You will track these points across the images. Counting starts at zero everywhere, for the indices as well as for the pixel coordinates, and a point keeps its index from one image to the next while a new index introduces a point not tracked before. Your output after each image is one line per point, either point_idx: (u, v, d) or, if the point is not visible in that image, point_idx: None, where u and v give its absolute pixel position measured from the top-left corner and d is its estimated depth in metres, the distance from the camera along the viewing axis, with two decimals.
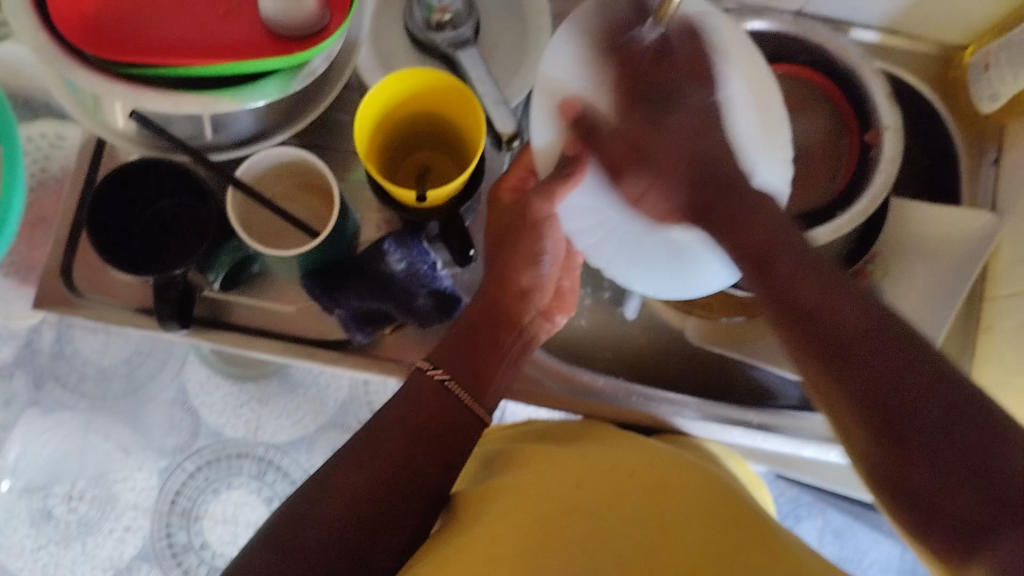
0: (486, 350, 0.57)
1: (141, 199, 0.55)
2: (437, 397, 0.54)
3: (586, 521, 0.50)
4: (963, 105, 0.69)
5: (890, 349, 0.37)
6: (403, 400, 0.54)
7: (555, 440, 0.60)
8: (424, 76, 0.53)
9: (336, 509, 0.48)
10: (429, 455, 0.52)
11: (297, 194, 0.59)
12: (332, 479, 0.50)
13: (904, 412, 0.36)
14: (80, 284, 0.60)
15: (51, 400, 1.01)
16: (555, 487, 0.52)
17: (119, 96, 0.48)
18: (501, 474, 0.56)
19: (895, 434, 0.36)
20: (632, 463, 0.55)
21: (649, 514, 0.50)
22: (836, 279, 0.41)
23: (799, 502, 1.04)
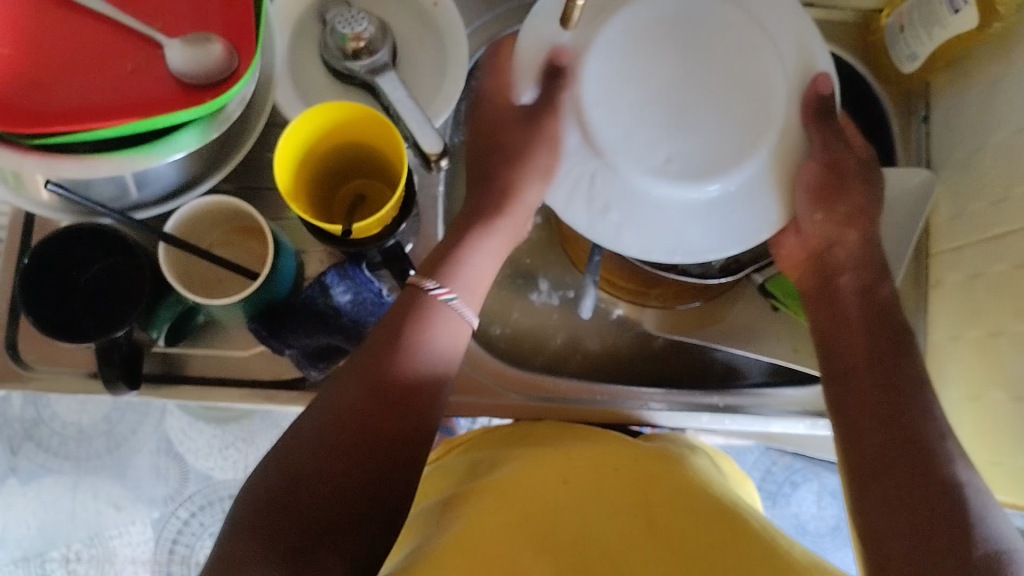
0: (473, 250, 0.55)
1: (75, 270, 0.56)
2: (432, 311, 0.51)
3: (574, 515, 0.49)
4: (886, 66, 0.69)
5: (894, 403, 0.48)
6: (401, 315, 0.51)
7: (540, 439, 0.59)
8: (341, 110, 0.52)
9: (337, 431, 0.46)
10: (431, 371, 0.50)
11: (236, 239, 0.59)
12: (332, 403, 0.47)
13: (896, 485, 0.45)
14: (29, 355, 0.60)
15: (32, 464, 0.99)
16: (541, 486, 0.52)
17: (31, 168, 0.47)
18: (485, 476, 0.55)
19: (881, 467, 0.46)
20: (616, 461, 0.55)
21: (638, 507, 0.50)
22: (865, 349, 0.51)
23: (793, 468, 1.05)
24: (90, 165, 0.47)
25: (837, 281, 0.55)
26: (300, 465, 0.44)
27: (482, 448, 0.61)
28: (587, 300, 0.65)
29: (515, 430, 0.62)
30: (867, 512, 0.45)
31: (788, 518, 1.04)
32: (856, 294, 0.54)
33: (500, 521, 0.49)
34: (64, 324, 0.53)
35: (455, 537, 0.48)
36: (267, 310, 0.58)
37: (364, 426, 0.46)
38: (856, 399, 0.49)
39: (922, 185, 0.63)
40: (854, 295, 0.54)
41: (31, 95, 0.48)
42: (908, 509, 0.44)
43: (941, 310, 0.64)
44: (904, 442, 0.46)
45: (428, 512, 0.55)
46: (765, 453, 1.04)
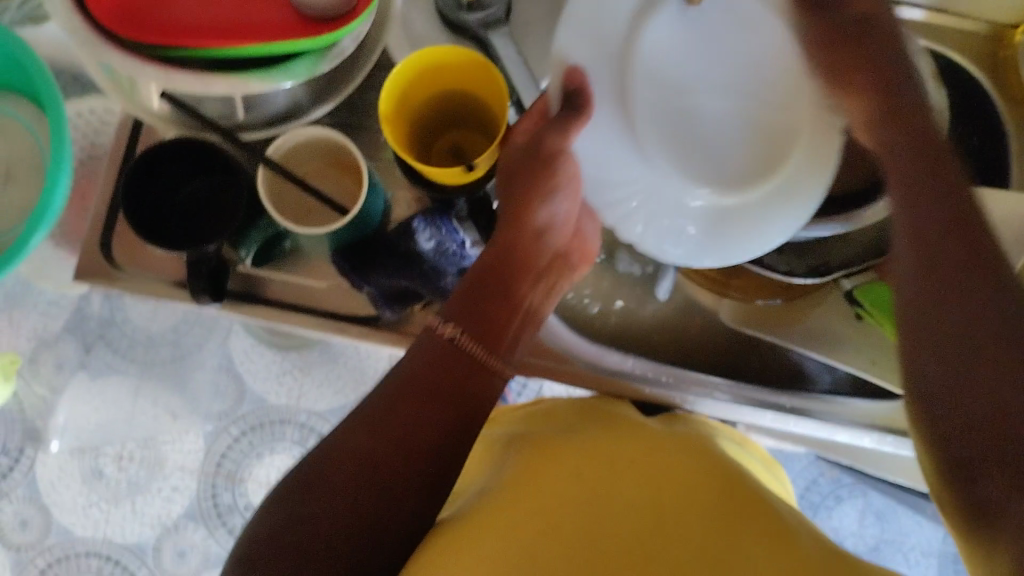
0: (497, 298, 0.56)
1: (174, 179, 0.57)
2: (449, 354, 0.53)
3: (584, 506, 0.48)
4: (1013, 85, 0.66)
5: (980, 279, 0.38)
6: (416, 358, 0.53)
7: (561, 423, 0.59)
8: (452, 54, 0.53)
9: (341, 473, 0.47)
10: (442, 410, 0.51)
11: (330, 171, 0.60)
12: (336, 438, 0.49)
13: (989, 373, 0.36)
14: (119, 258, 0.62)
15: (101, 363, 1.04)
16: (553, 473, 0.51)
17: (149, 77, 0.49)
18: (510, 457, 0.56)
19: (953, 388, 0.37)
20: (635, 450, 0.53)
21: (652, 505, 0.48)
22: (959, 219, 0.40)
23: (840, 482, 1.03)
24: (203, 82, 0.49)
25: (907, 146, 0.44)
26: (325, 471, 0.47)
27: (506, 425, 0.63)
28: (665, 281, 0.68)
29: (542, 410, 0.63)
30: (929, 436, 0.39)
31: (827, 531, 1.03)
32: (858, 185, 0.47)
33: (509, 498, 0.49)
34: (160, 233, 0.55)
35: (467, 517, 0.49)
36: (352, 247, 0.59)
37: (372, 467, 0.47)
38: (927, 292, 0.39)
39: None
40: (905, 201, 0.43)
41: (156, 4, 0.49)
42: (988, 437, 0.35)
43: None
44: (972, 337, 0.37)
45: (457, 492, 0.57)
46: (814, 462, 1.03)
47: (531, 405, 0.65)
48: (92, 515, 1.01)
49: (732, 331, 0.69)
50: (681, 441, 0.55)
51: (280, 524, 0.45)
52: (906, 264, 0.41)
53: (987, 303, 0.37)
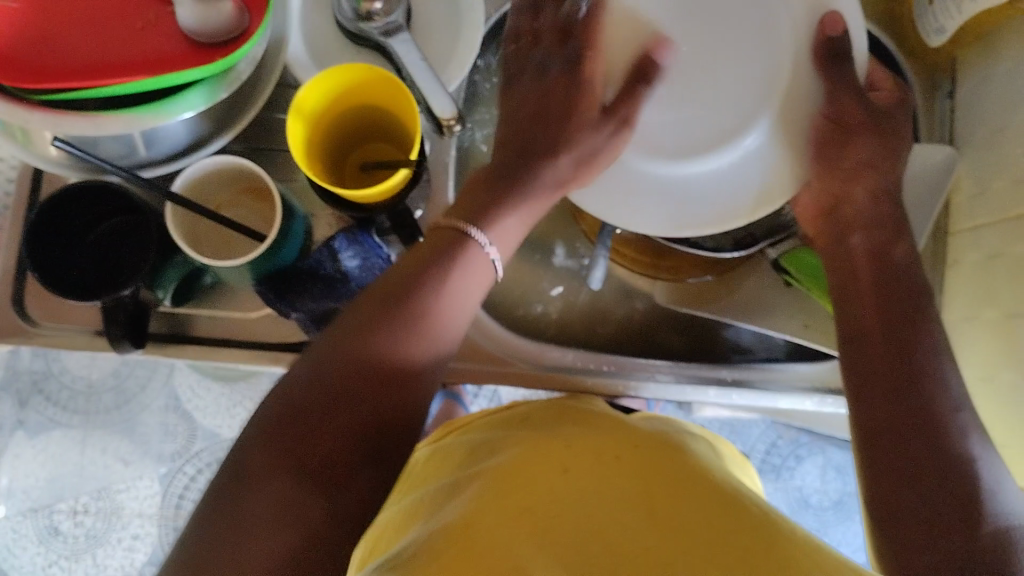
0: (499, 197, 0.52)
1: (79, 226, 0.55)
2: (457, 244, 0.50)
3: (574, 508, 0.49)
4: (913, 40, 0.68)
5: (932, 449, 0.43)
6: (418, 252, 0.50)
7: (542, 423, 0.59)
8: (357, 71, 0.52)
9: (341, 376, 0.45)
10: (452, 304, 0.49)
11: (243, 198, 0.58)
12: (340, 337, 0.47)
13: (911, 459, 0.43)
14: (36, 312, 0.60)
15: (41, 417, 1.00)
16: (544, 474, 0.52)
17: (38, 125, 0.47)
18: (485, 458, 0.56)
19: (887, 480, 0.43)
20: (612, 447, 0.55)
21: (642, 499, 0.49)
22: (878, 348, 0.48)
23: (799, 442, 1.04)
24: (96, 123, 0.47)
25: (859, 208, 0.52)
26: (276, 446, 0.44)
27: (482, 430, 0.61)
28: (597, 270, 0.64)
29: (511, 415, 0.62)
30: (876, 486, 0.44)
31: (791, 492, 1.04)
32: (868, 257, 0.51)
33: (503, 513, 0.49)
34: (73, 283, 0.53)
35: (450, 532, 0.48)
36: (275, 274, 0.57)
37: (380, 371, 0.46)
38: (868, 408, 0.46)
39: (944, 163, 0.62)
40: (866, 259, 0.51)
41: (39, 51, 0.47)
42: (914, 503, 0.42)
43: (957, 292, 0.63)
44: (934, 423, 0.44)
45: (440, 487, 0.55)
46: (771, 426, 1.04)
47: (501, 409, 0.64)
48: (54, 574, 0.99)
49: (670, 313, 0.69)
50: (663, 447, 0.56)
51: (226, 502, 0.43)
52: (873, 400, 0.46)
53: (949, 476, 0.42)
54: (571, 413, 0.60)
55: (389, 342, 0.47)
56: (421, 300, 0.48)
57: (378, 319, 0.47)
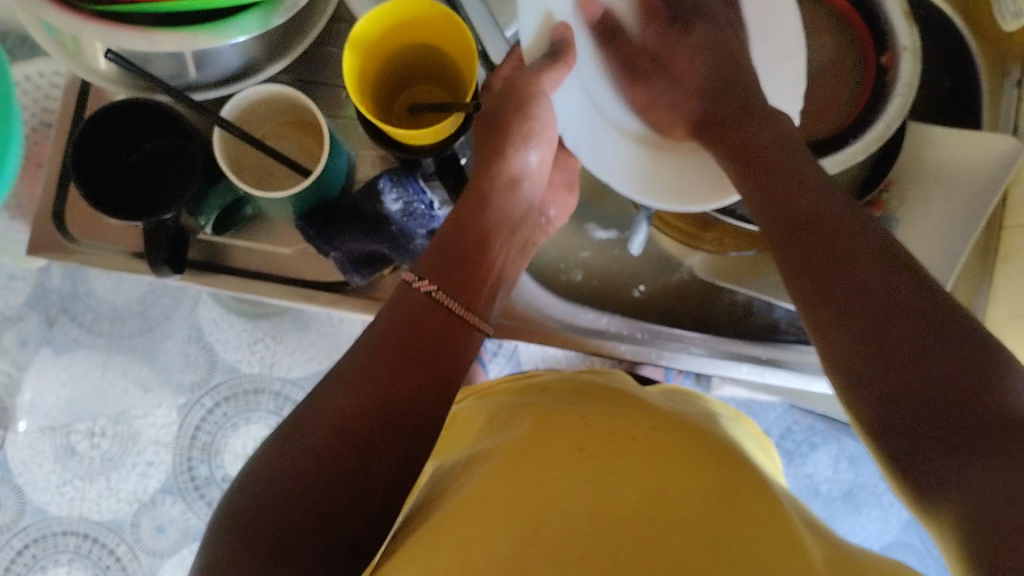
0: (470, 260, 0.54)
1: (124, 146, 0.54)
2: (431, 310, 0.52)
3: (583, 486, 0.48)
4: (983, 24, 0.65)
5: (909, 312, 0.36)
6: (392, 317, 0.51)
7: (558, 396, 0.59)
8: (417, 8, 0.50)
9: (323, 427, 0.46)
10: (420, 373, 0.50)
11: (288, 131, 0.58)
12: (323, 396, 0.48)
13: (885, 310, 0.36)
14: (74, 230, 0.60)
15: (64, 337, 1.01)
16: (554, 453, 0.51)
17: (91, 35, 0.46)
18: (503, 431, 0.56)
19: (863, 361, 0.36)
20: (630, 427, 0.53)
21: (652, 480, 0.48)
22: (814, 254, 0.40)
23: (814, 430, 1.03)
24: (150, 39, 0.46)
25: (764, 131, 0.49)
26: (311, 420, 0.47)
27: (501, 396, 0.63)
28: (639, 235, 0.64)
29: (533, 386, 0.62)
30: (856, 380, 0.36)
31: (801, 478, 1.04)
32: None
33: (503, 492, 0.48)
34: (116, 203, 0.53)
35: (448, 513, 0.48)
36: (315, 211, 0.57)
37: (361, 423, 0.47)
38: (857, 339, 0.37)
39: (1007, 153, 0.59)
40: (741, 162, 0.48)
41: None
42: (907, 363, 0.35)
43: (1007, 288, 0.61)
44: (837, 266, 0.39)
45: (449, 466, 0.57)
46: (788, 411, 1.03)
47: (524, 378, 0.65)
48: (66, 493, 0.99)
49: (707, 285, 0.68)
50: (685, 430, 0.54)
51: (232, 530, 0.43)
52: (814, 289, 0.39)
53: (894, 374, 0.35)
54: (590, 392, 0.60)
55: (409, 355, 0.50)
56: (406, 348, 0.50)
57: (336, 398, 0.47)
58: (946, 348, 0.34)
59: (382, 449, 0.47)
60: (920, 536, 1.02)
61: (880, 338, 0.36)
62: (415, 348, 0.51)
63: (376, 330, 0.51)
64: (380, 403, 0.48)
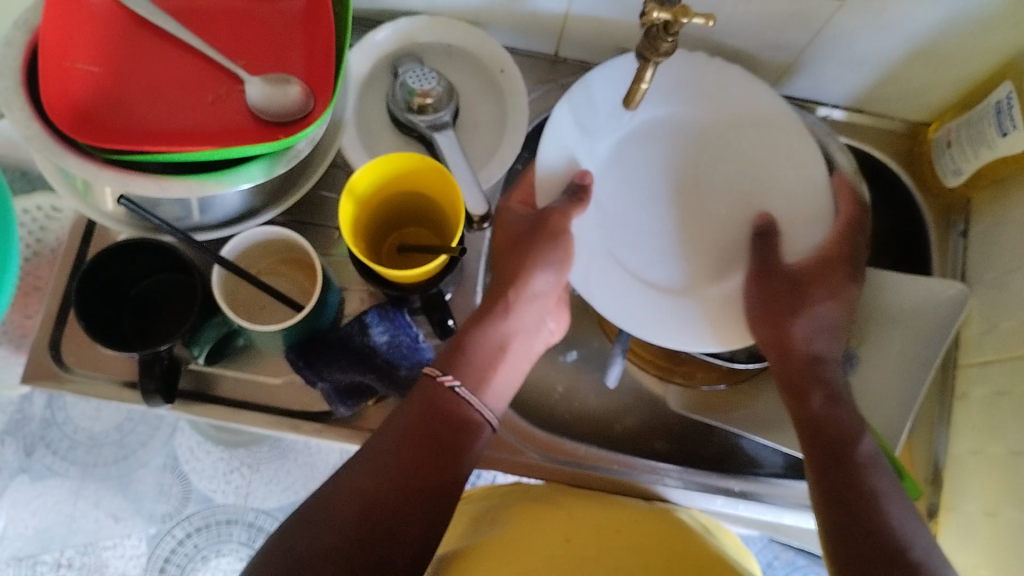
0: (484, 356, 0.57)
1: (125, 282, 0.58)
2: (445, 402, 0.54)
3: (573, 571, 0.51)
4: (929, 178, 0.71)
5: None
6: (412, 404, 0.53)
7: (539, 496, 0.62)
8: (409, 160, 0.55)
9: (339, 526, 0.47)
10: (435, 460, 0.51)
11: (283, 268, 0.61)
12: (329, 496, 0.49)
13: None
14: (69, 359, 0.62)
15: (41, 466, 1.00)
16: (549, 542, 0.55)
17: (106, 181, 0.50)
18: (489, 528, 0.59)
19: None
20: (619, 522, 0.58)
21: (637, 571, 0.52)
22: (871, 548, 0.48)
23: (795, 564, 1.03)
24: (160, 184, 0.50)
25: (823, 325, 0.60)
26: (319, 526, 0.47)
27: (485, 499, 0.65)
28: (615, 368, 0.67)
29: (516, 489, 0.64)
30: None
31: None
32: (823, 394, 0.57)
33: None
34: (117, 336, 0.55)
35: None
36: (305, 340, 0.59)
37: (368, 517, 0.48)
38: None
39: (956, 297, 0.64)
40: (825, 408, 0.56)
41: (118, 113, 0.51)
42: None
43: (964, 424, 0.64)
44: (865, 509, 0.50)
45: (439, 560, 0.59)
46: (768, 544, 1.03)
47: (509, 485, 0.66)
48: None
49: (680, 418, 0.71)
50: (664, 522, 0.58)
51: None
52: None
53: None
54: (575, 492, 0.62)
55: (403, 473, 0.50)
56: (429, 445, 0.51)
57: (360, 485, 0.49)
58: (890, 571, 0.47)
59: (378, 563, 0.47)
60: None
61: (872, 558, 0.48)
62: (439, 435, 0.52)
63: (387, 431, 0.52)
64: (404, 497, 0.49)
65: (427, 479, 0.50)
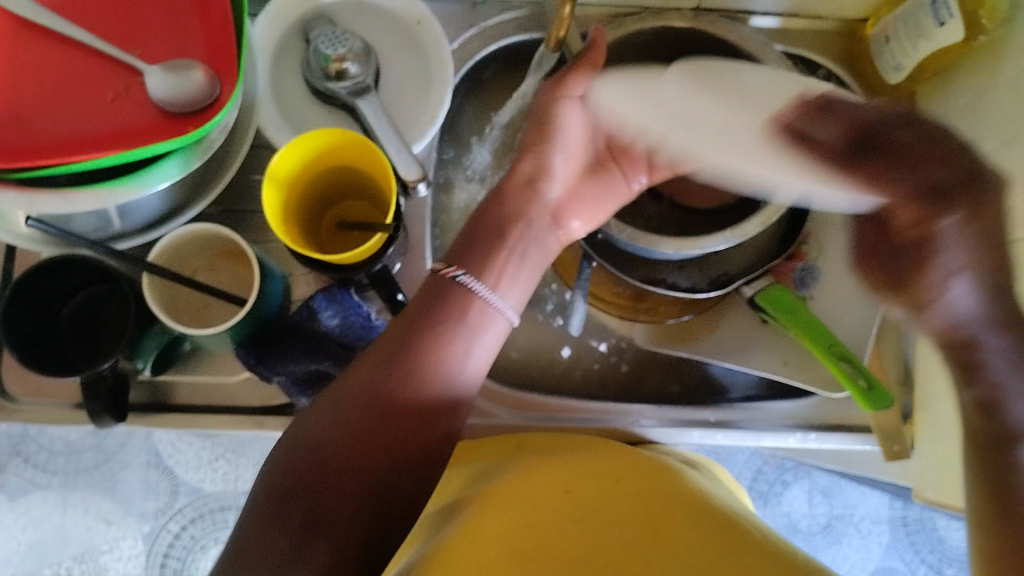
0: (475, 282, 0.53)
1: (53, 304, 0.55)
2: (437, 309, 0.52)
3: (572, 527, 0.50)
4: (871, 76, 0.69)
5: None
6: (403, 318, 0.52)
7: (539, 449, 0.60)
8: (332, 136, 0.52)
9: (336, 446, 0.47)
10: (433, 372, 0.50)
11: (220, 263, 0.59)
12: (325, 413, 0.48)
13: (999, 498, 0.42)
14: (15, 388, 0.59)
15: (19, 483, 0.98)
16: (545, 496, 0.54)
17: (11, 204, 0.46)
18: (490, 478, 0.57)
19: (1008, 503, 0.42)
20: (616, 469, 0.57)
21: (641, 507, 0.52)
22: None
23: (783, 467, 1.01)
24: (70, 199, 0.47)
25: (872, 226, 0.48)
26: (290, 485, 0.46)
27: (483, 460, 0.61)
28: (576, 316, 0.67)
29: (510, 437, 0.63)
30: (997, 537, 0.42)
31: (779, 517, 1.01)
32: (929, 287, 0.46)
33: (503, 539, 0.50)
34: (56, 361, 0.53)
35: (462, 545, 0.49)
36: (253, 336, 0.57)
37: (366, 435, 0.47)
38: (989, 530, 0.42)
39: None
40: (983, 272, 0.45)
41: (10, 130, 0.48)
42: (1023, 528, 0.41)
43: None
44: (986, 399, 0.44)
45: (441, 512, 0.57)
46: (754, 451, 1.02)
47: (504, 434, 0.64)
48: None
49: (652, 353, 0.70)
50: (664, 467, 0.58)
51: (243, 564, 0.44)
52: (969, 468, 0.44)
53: None
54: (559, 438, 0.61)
55: (399, 385, 0.49)
56: (424, 354, 0.50)
57: (354, 401, 0.48)
58: None
59: (384, 472, 0.47)
60: (903, 559, 1.01)
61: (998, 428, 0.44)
62: (438, 343, 0.51)
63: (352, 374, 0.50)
64: (403, 408, 0.49)
65: (430, 385, 0.50)
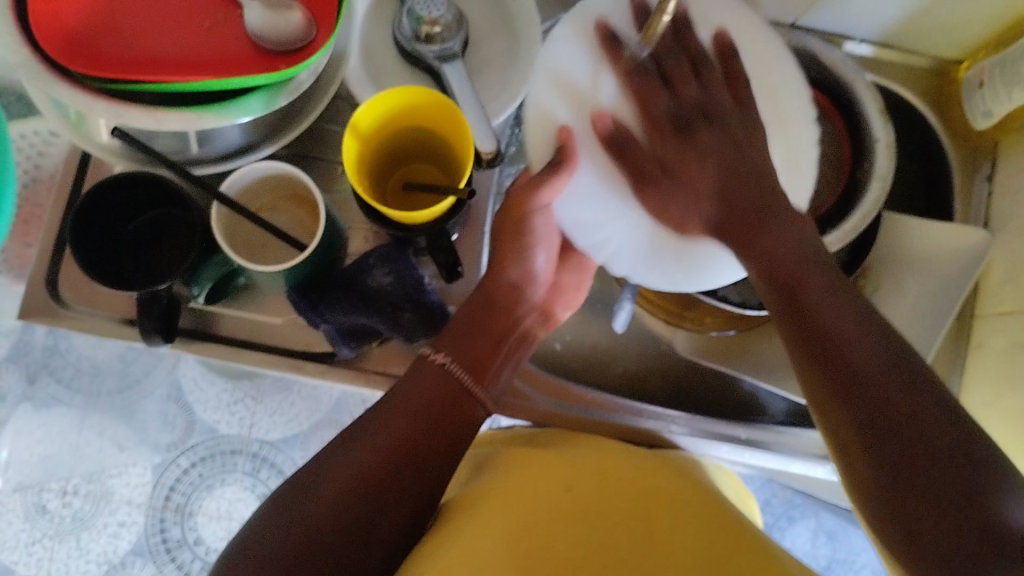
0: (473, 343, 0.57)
1: (117, 217, 0.56)
2: (438, 379, 0.55)
3: (574, 524, 0.50)
4: (956, 120, 0.69)
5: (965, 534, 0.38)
6: (405, 381, 0.54)
7: (547, 443, 0.61)
8: (417, 94, 0.53)
9: (334, 490, 0.48)
10: (430, 440, 0.52)
11: (286, 205, 0.59)
12: (328, 460, 0.50)
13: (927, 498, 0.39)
14: (68, 295, 0.60)
15: (40, 394, 0.93)
16: (551, 489, 0.54)
17: (99, 112, 0.48)
18: (491, 473, 0.58)
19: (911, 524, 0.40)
20: (624, 468, 0.56)
21: (647, 516, 0.52)
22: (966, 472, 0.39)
23: (792, 503, 1.00)
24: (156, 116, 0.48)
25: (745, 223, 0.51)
26: (316, 486, 0.49)
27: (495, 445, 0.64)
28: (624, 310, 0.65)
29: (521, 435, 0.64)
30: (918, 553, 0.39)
31: None
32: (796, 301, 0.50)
33: (506, 529, 0.50)
34: (113, 273, 0.54)
35: (457, 535, 0.50)
36: (306, 281, 0.57)
37: (362, 483, 0.49)
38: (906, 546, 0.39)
39: (979, 244, 0.62)
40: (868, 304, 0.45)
41: (110, 39, 0.48)
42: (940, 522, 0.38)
43: (979, 374, 0.63)
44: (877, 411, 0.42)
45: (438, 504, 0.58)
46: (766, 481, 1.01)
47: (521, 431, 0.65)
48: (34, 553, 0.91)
49: (691, 362, 0.69)
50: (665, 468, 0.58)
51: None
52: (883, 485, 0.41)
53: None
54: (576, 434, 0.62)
55: (398, 439, 0.51)
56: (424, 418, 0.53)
57: (354, 451, 0.50)
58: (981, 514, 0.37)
59: (375, 524, 0.48)
60: None
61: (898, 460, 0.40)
62: (439, 410, 0.53)
63: (394, 400, 0.53)
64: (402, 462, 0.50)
65: (426, 445, 0.52)
